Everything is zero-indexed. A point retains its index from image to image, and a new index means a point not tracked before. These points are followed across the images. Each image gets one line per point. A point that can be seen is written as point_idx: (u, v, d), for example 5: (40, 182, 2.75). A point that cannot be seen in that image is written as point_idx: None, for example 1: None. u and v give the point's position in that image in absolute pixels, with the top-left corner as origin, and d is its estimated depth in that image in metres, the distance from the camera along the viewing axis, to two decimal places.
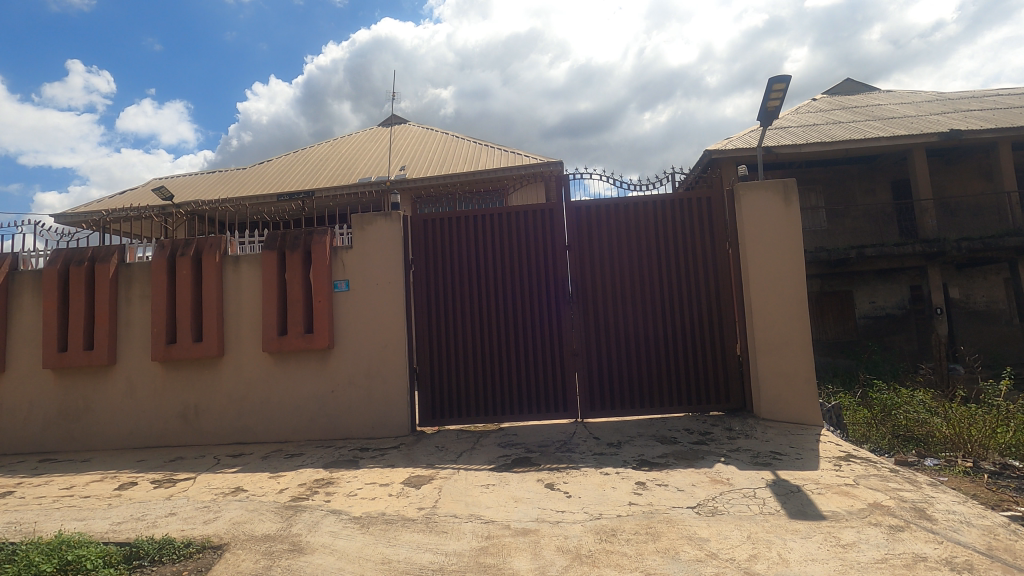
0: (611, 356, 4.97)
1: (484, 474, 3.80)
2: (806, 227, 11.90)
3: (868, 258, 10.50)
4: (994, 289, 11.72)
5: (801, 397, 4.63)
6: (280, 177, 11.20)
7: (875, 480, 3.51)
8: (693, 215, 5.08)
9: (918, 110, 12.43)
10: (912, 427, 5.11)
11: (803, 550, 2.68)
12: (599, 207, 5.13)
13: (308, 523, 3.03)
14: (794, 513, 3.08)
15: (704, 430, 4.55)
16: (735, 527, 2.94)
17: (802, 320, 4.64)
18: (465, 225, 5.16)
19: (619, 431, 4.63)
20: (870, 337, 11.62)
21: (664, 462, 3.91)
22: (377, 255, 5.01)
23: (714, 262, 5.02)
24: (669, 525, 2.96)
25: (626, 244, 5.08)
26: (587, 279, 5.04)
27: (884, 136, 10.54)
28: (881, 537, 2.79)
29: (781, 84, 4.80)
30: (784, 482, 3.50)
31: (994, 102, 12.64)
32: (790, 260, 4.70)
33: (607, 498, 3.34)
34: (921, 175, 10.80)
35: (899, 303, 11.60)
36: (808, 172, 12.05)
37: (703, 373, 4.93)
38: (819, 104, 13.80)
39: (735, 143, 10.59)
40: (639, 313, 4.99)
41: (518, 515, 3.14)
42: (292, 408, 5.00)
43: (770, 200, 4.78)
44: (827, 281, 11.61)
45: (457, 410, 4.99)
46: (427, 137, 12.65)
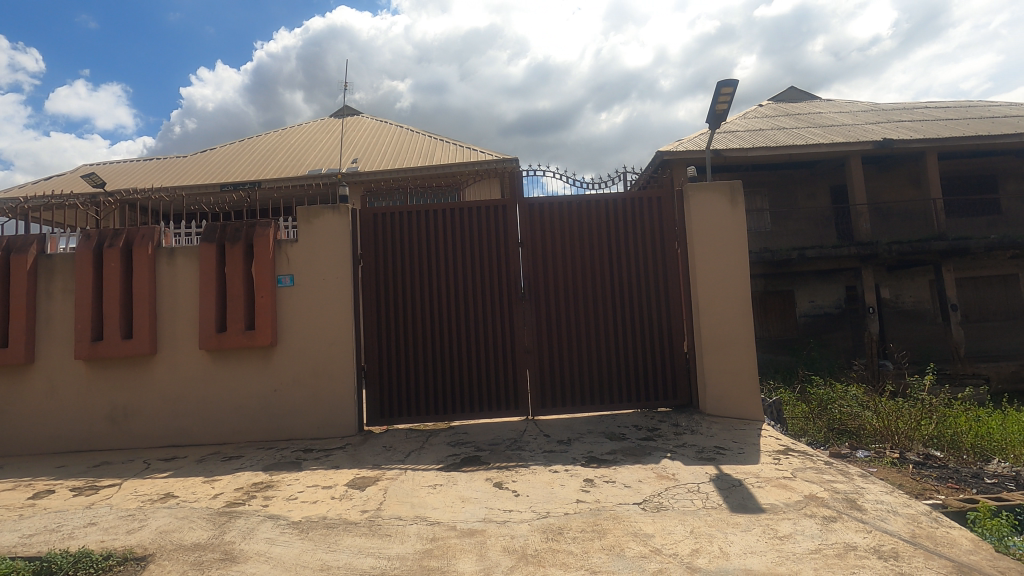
0: (563, 354, 4.96)
1: (432, 474, 3.73)
2: (751, 228, 12.35)
3: (808, 259, 10.98)
4: (921, 290, 12.50)
5: (744, 393, 4.78)
6: (224, 166, 10.70)
7: (811, 473, 3.65)
8: (646, 214, 5.14)
9: (855, 119, 13.09)
10: (845, 422, 5.36)
11: (743, 543, 2.75)
12: (552, 204, 5.13)
13: (243, 530, 2.89)
14: (735, 507, 3.16)
15: (652, 425, 4.63)
16: (679, 522, 2.98)
17: (746, 318, 4.79)
18: (417, 220, 5.05)
19: (570, 429, 4.64)
20: (810, 335, 12.16)
21: (612, 459, 3.94)
22: (323, 250, 4.85)
23: (665, 261, 5.09)
24: (616, 521, 2.98)
25: (579, 241, 5.10)
26: (539, 276, 5.03)
27: (824, 143, 11.03)
28: (816, 528, 2.89)
29: (729, 87, 4.92)
30: (726, 476, 3.60)
31: (924, 114, 13.44)
32: (736, 260, 4.84)
33: (555, 496, 3.33)
34: (857, 181, 11.35)
35: (837, 302, 12.20)
36: (754, 176, 12.52)
37: (653, 370, 5.00)
38: (765, 110, 14.34)
39: (686, 145, 10.87)
40: (591, 310, 5.02)
41: (465, 515, 3.09)
42: (232, 408, 4.77)
43: (717, 200, 4.92)
44: (771, 280, 12.09)
45: (407, 409, 4.88)
46: (381, 129, 12.40)
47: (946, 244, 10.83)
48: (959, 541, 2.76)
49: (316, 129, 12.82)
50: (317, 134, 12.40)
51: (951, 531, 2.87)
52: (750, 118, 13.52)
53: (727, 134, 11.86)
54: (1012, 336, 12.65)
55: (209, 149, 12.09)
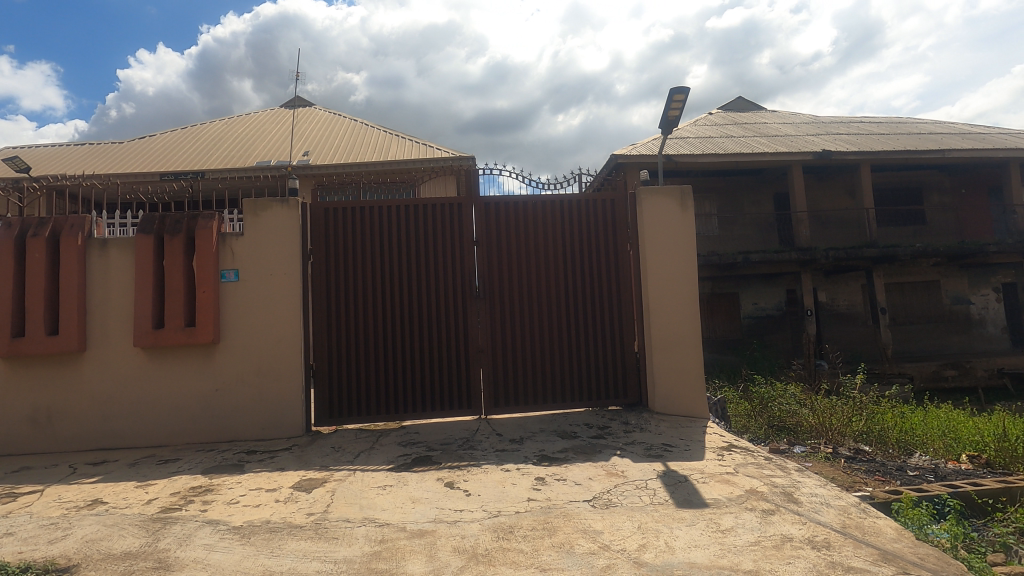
0: (516, 353, 4.98)
1: (382, 475, 3.67)
2: (700, 232, 12.77)
3: (753, 262, 11.44)
4: (854, 294, 13.25)
5: (691, 391, 4.93)
6: (165, 154, 10.18)
7: (752, 468, 3.80)
8: (600, 216, 5.22)
9: (797, 130, 13.75)
10: (785, 419, 5.60)
11: (688, 537, 2.83)
12: (508, 204, 5.13)
13: (179, 537, 2.75)
14: (681, 502, 3.25)
15: (603, 424, 4.71)
16: (627, 518, 3.05)
17: (694, 319, 4.94)
18: (370, 215, 4.94)
19: (522, 428, 4.65)
20: (753, 335, 12.68)
21: (563, 457, 3.98)
22: (271, 244, 4.68)
23: (617, 263, 5.18)
24: (566, 519, 3.02)
25: (535, 240, 5.12)
26: (494, 275, 5.02)
27: (768, 152, 11.52)
28: (755, 521, 3.02)
29: (681, 95, 5.06)
30: (672, 472, 3.70)
31: (859, 128, 14.24)
32: (685, 262, 4.99)
33: (506, 495, 3.34)
34: (798, 189, 11.90)
35: (778, 304, 12.76)
36: (703, 182, 12.95)
37: (604, 370, 5.07)
38: (715, 119, 14.85)
39: (640, 149, 11.12)
40: (545, 308, 5.05)
41: (415, 516, 3.05)
42: (170, 408, 4.54)
43: (668, 205, 5.06)
44: (717, 283, 12.55)
45: (357, 408, 4.77)
46: (334, 122, 12.10)
47: (878, 251, 11.52)
48: (884, 530, 2.94)
49: (265, 119, 12.38)
50: (267, 124, 11.98)
51: (878, 521, 3.05)
52: (701, 125, 13.97)
53: (678, 140, 12.22)
54: (933, 338, 13.58)
55: (149, 136, 11.46)
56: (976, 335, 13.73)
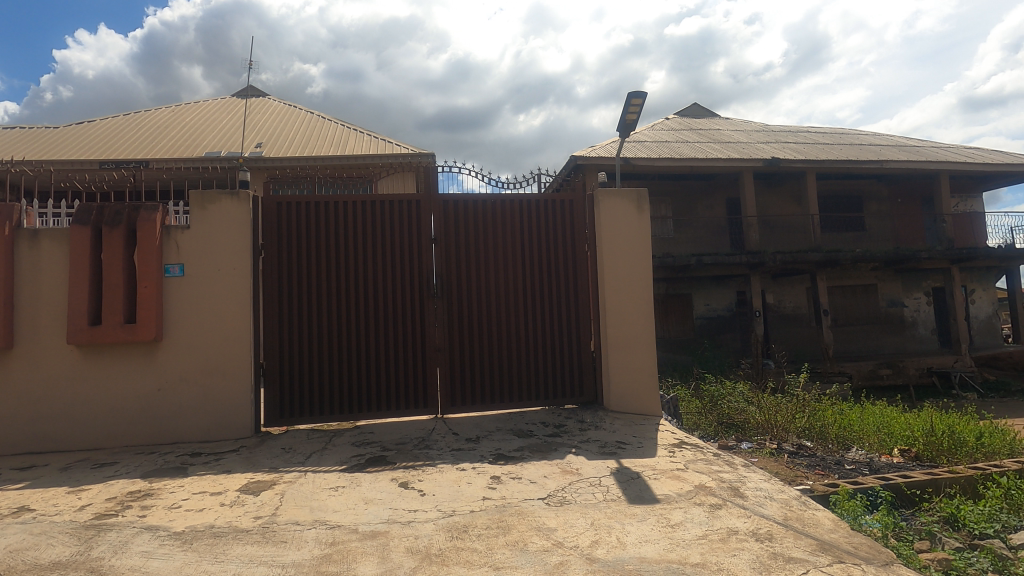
0: (474, 352, 4.96)
1: (334, 476, 3.59)
2: (656, 234, 13.06)
3: (705, 265, 11.80)
4: (800, 296, 13.85)
5: (645, 389, 5.04)
6: (104, 141, 9.64)
7: (701, 464, 3.91)
8: (558, 216, 5.27)
9: (749, 138, 14.25)
10: (733, 416, 5.80)
11: (638, 533, 2.89)
12: (467, 202, 5.11)
13: (114, 544, 2.61)
14: (633, 498, 3.32)
15: (559, 422, 4.76)
16: (581, 515, 3.09)
17: (647, 319, 5.06)
18: (325, 210, 4.83)
19: (479, 427, 4.64)
20: (705, 335, 13.07)
21: (519, 456, 4.00)
22: (220, 239, 4.52)
23: (575, 263, 5.24)
24: (520, 517, 3.03)
25: (493, 239, 5.12)
26: (452, 274, 4.99)
27: (722, 158, 11.89)
28: (703, 515, 3.11)
29: (638, 99, 5.16)
30: (625, 469, 3.77)
31: (806, 137, 14.89)
32: (640, 264, 5.11)
33: (461, 494, 3.32)
34: (748, 194, 12.34)
35: (728, 305, 13.20)
36: (660, 185, 13.26)
37: (561, 369, 5.11)
38: (671, 124, 15.23)
39: (599, 151, 11.28)
40: (503, 307, 5.06)
41: (368, 517, 3.00)
42: (107, 409, 4.31)
43: (625, 207, 5.17)
44: (671, 284, 12.87)
45: (309, 408, 4.64)
46: (289, 114, 11.75)
47: (821, 255, 12.07)
48: (822, 521, 3.09)
49: (216, 108, 11.90)
50: (217, 113, 11.52)
51: (817, 513, 3.19)
52: (658, 130, 14.30)
53: (636, 144, 12.47)
54: (870, 338, 14.35)
55: (87, 121, 10.84)
56: (909, 336, 14.58)
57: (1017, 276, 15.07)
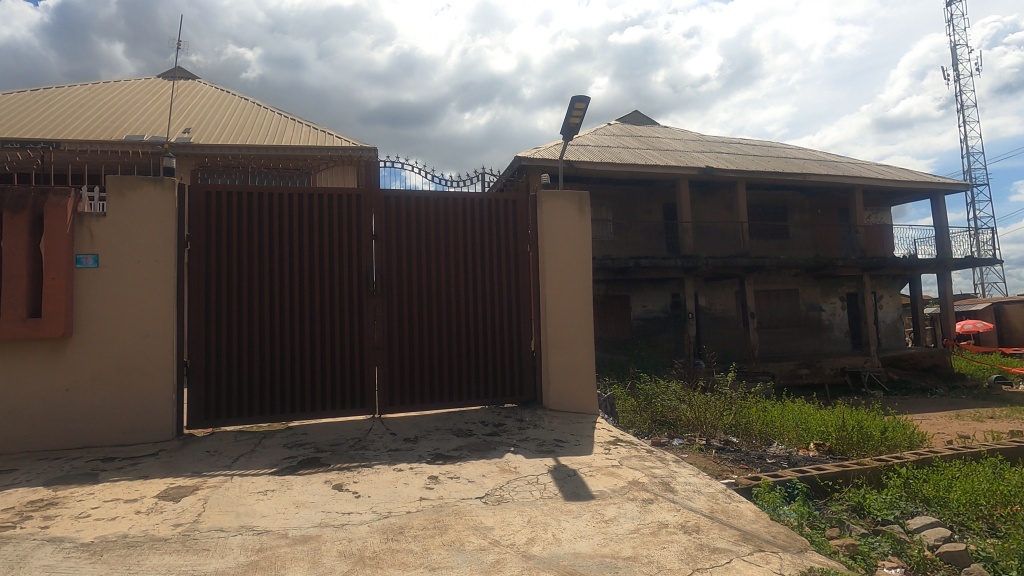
0: (413, 351, 4.89)
1: (263, 480, 3.44)
2: (597, 236, 13.36)
3: (643, 267, 12.18)
4: (729, 300, 14.56)
5: (582, 388, 5.15)
6: (8, 118, 8.79)
7: (635, 461, 4.03)
8: (501, 216, 5.29)
9: (686, 146, 14.84)
10: (666, 414, 6.00)
11: (574, 529, 2.95)
12: (409, 198, 5.04)
13: (10, 559, 2.39)
14: (569, 495, 3.38)
15: (497, 421, 4.76)
16: (518, 513, 3.11)
17: (586, 320, 5.18)
18: (258, 202, 4.62)
19: (417, 427, 4.58)
20: (641, 336, 13.49)
21: (458, 455, 3.99)
22: (141, 229, 4.25)
23: (517, 263, 5.27)
24: (457, 516, 3.02)
25: (435, 237, 5.07)
26: (392, 271, 4.90)
27: (660, 165, 12.31)
28: (636, 510, 3.21)
29: (582, 103, 5.26)
30: (562, 467, 3.83)
31: (738, 149, 15.68)
32: (580, 265, 5.22)
33: (397, 495, 3.27)
34: (684, 201, 12.85)
35: (663, 307, 13.70)
36: (601, 189, 13.58)
37: (501, 368, 5.11)
38: (613, 129, 15.61)
39: (542, 153, 11.41)
40: (444, 306, 5.01)
41: (298, 521, 2.89)
42: (5, 411, 3.93)
43: (567, 209, 5.27)
44: (611, 286, 13.20)
45: (237, 408, 4.42)
46: (221, 99, 11.14)
47: (749, 261, 12.75)
48: (744, 513, 3.27)
49: (139, 89, 11.12)
50: (140, 94, 10.77)
51: (740, 505, 3.37)
52: (601, 134, 14.64)
53: (579, 147, 12.70)
54: (791, 340, 15.29)
55: None
56: (826, 339, 15.65)
57: (918, 284, 16.51)
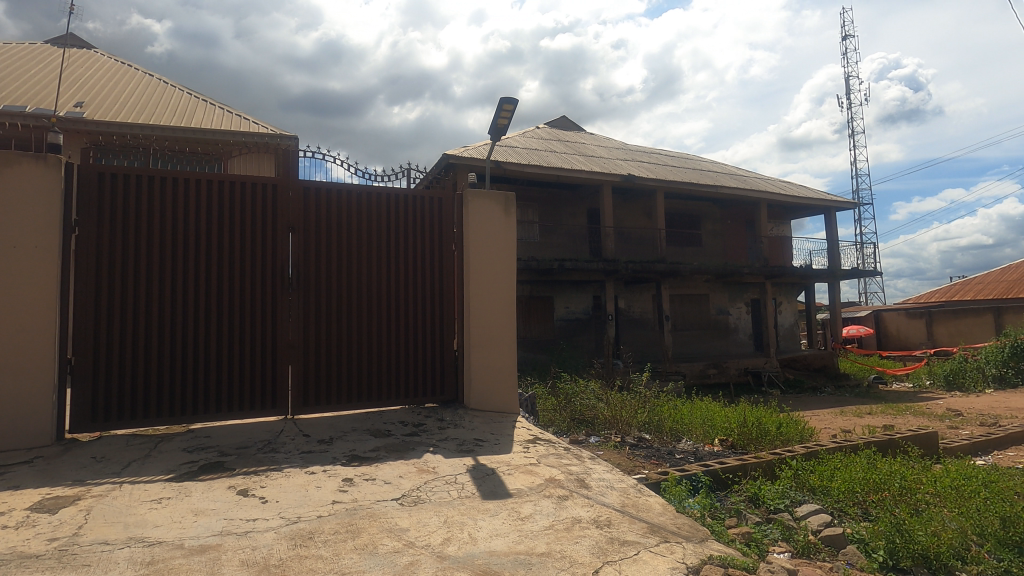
0: (329, 349, 4.71)
1: (157, 487, 3.18)
2: (522, 237, 13.53)
3: (566, 269, 12.47)
4: (646, 303, 15.25)
5: (503, 388, 5.18)
6: None
7: (552, 459, 4.11)
8: (426, 213, 5.22)
9: (610, 154, 15.36)
10: (584, 413, 6.20)
11: (489, 527, 2.97)
12: (330, 190, 4.87)
13: None
14: (487, 494, 3.40)
15: (417, 421, 4.69)
16: (434, 513, 3.08)
17: (509, 319, 5.22)
18: (161, 187, 4.29)
19: (333, 427, 4.43)
20: (564, 336, 13.81)
21: (375, 456, 3.89)
22: (18, 209, 3.81)
23: (441, 262, 5.22)
24: (371, 519, 2.94)
25: (357, 232, 4.92)
26: (310, 265, 4.71)
27: (585, 170, 12.65)
28: (551, 507, 3.28)
29: (509, 105, 5.30)
30: (481, 466, 3.84)
31: (658, 159, 16.43)
32: (504, 265, 5.25)
33: (308, 499, 3.14)
34: (606, 206, 13.28)
35: (585, 309, 14.12)
36: (527, 191, 13.77)
37: (422, 367, 5.04)
38: (541, 133, 15.89)
39: (470, 152, 11.39)
40: (364, 303, 4.87)
41: (197, 531, 2.71)
42: None
43: (492, 209, 5.29)
44: (535, 287, 13.42)
45: (130, 409, 4.08)
46: (121, 72, 10.20)
47: (665, 266, 13.39)
48: (653, 506, 3.43)
49: (22, 54, 9.94)
50: (23, 60, 9.63)
51: (649, 499, 3.53)
52: (529, 137, 14.83)
53: (507, 149, 12.80)
54: (702, 342, 16.22)
55: None
56: (732, 341, 16.75)
57: (812, 291, 18.06)
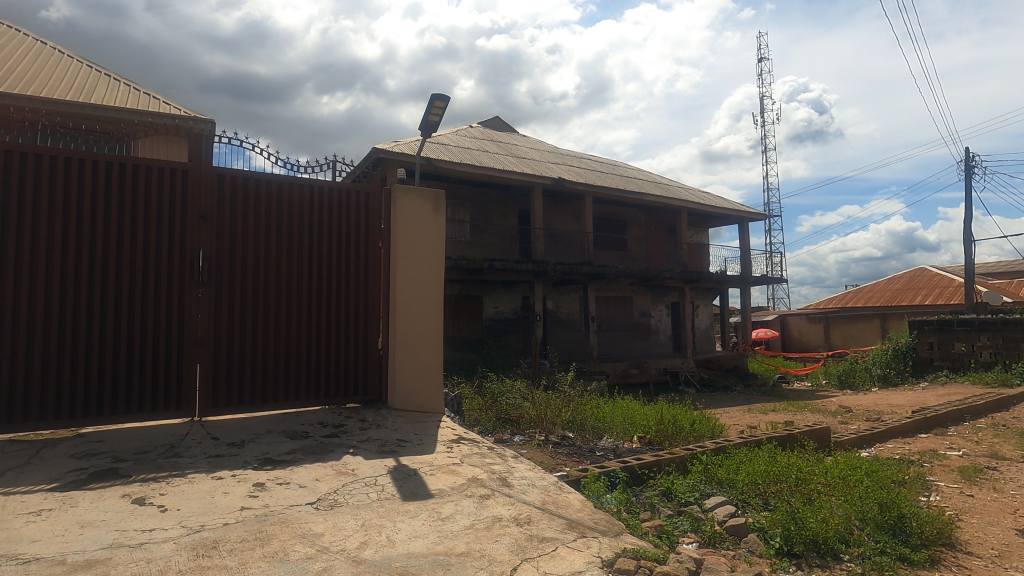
0: (243, 346, 4.46)
1: (37, 499, 2.88)
2: (453, 236, 13.44)
3: (496, 269, 12.51)
4: (573, 303, 15.62)
5: (428, 388, 5.11)
6: None
7: (475, 458, 4.11)
8: (352, 207, 5.07)
9: (541, 156, 15.60)
10: (510, 412, 6.23)
11: (408, 529, 2.92)
12: (249, 179, 4.63)
13: None
14: (408, 495, 3.35)
15: (337, 422, 4.54)
16: (351, 517, 2.99)
17: (436, 318, 5.16)
18: (53, 167, 3.92)
19: (244, 430, 4.20)
20: (492, 335, 13.87)
21: (290, 459, 3.72)
22: None
23: (367, 258, 5.09)
24: (283, 525, 2.81)
25: (276, 224, 4.69)
26: (223, 257, 4.44)
27: (516, 171, 12.75)
28: (472, 506, 3.28)
29: (441, 102, 5.25)
30: (402, 467, 3.77)
31: (587, 164, 16.88)
32: (432, 263, 5.19)
33: (214, 506, 2.95)
34: (537, 208, 13.46)
35: (514, 309, 14.26)
36: (458, 190, 13.70)
37: (344, 366, 4.88)
38: (474, 132, 15.86)
39: (400, 147, 11.18)
40: (282, 298, 4.65)
41: (82, 544, 2.47)
42: None
43: (421, 206, 5.21)
44: (465, 286, 13.38)
45: (8, 412, 3.67)
46: (8, 37, 9.15)
47: (592, 269, 13.74)
48: (572, 502, 3.52)
49: None
50: None
51: (568, 496, 3.62)
52: (462, 136, 14.78)
53: (439, 146, 12.67)
54: (625, 342, 16.81)
55: None
56: (653, 342, 17.49)
57: (726, 296, 19.21)
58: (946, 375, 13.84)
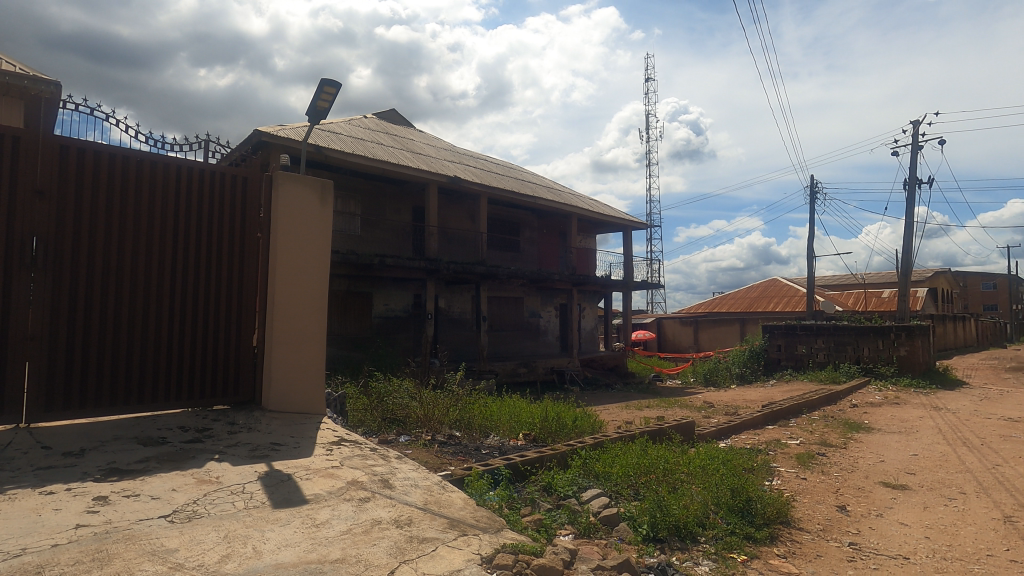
0: (86, 342, 3.92)
1: None
2: (343, 228, 12.90)
3: (387, 266, 12.20)
4: (465, 302, 15.67)
5: (308, 388, 4.83)
6: None
7: (356, 460, 3.96)
8: (227, 192, 4.67)
9: (438, 153, 15.48)
10: (396, 412, 6.09)
11: (278, 538, 2.74)
12: (102, 154, 4.10)
13: None
14: (279, 502, 3.14)
15: (201, 426, 4.15)
16: (212, 528, 2.75)
17: (319, 314, 4.89)
18: None
19: (86, 436, 3.70)
20: (381, 334, 13.47)
21: (141, 468, 3.34)
22: None
23: (243, 248, 4.71)
24: (128, 543, 2.52)
25: (134, 205, 4.19)
26: (64, 240, 3.89)
27: (411, 167, 12.52)
28: (350, 510, 3.16)
29: (331, 88, 5.01)
30: (274, 472, 3.53)
31: (484, 165, 17.06)
32: (317, 256, 4.92)
33: (42, 525, 2.57)
34: (431, 206, 13.31)
35: (405, 307, 13.99)
36: (350, 181, 13.16)
37: (212, 365, 4.48)
38: (368, 123, 15.35)
39: (286, 132, 10.52)
40: (138, 289, 4.15)
41: None
42: None
43: (307, 195, 4.92)
44: (353, 282, 12.89)
45: None
46: None
47: (485, 269, 13.87)
48: (454, 501, 3.51)
49: None
50: None
51: (451, 495, 3.61)
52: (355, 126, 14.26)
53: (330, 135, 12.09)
54: (515, 342, 17.17)
55: None
56: (542, 342, 18.05)
57: (610, 300, 20.33)
58: (790, 373, 15.75)
